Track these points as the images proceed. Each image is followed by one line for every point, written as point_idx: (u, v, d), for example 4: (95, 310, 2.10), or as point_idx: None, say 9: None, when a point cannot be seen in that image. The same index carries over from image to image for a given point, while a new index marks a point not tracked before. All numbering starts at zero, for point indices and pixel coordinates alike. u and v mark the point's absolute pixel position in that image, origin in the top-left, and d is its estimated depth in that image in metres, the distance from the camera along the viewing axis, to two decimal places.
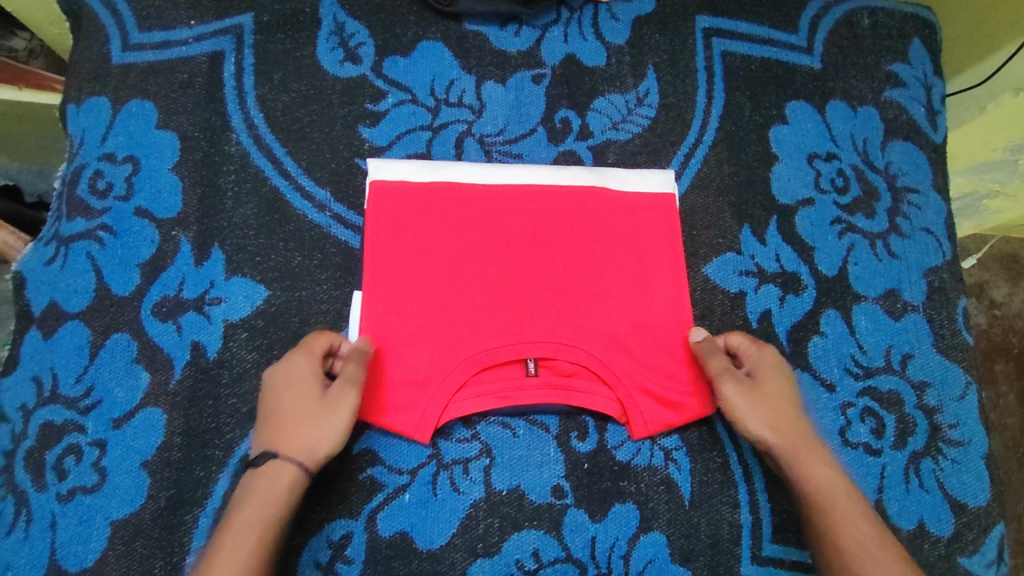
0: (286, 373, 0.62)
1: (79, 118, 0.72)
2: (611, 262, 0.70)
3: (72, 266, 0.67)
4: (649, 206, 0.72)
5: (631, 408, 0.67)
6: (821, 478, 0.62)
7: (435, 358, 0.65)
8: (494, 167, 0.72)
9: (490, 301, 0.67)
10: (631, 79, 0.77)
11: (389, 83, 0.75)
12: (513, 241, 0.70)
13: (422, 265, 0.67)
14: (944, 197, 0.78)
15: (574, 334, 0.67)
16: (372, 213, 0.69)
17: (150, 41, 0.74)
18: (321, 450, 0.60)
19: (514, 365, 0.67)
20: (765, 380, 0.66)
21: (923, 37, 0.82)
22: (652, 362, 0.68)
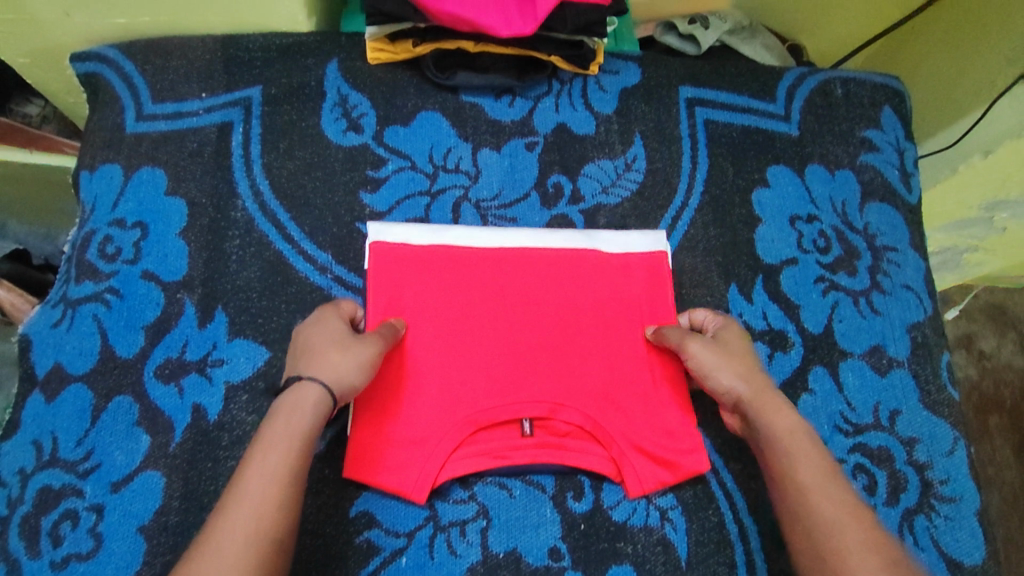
0: (315, 320, 0.65)
1: (92, 184, 0.75)
2: (603, 323, 0.72)
3: (78, 328, 0.69)
4: (640, 269, 0.75)
5: (626, 467, 0.67)
6: (782, 425, 0.63)
7: (434, 416, 0.66)
8: (492, 231, 0.75)
9: (486, 359, 0.69)
10: (619, 146, 0.81)
11: (389, 151, 0.79)
12: (508, 298, 0.72)
13: (421, 326, 0.69)
14: (922, 256, 0.81)
15: (568, 393, 0.69)
16: (369, 272, 0.71)
17: (163, 112, 0.78)
18: (341, 371, 0.60)
19: (510, 425, 0.68)
20: (727, 342, 0.68)
21: (893, 105, 0.87)
22: (646, 421, 0.69)
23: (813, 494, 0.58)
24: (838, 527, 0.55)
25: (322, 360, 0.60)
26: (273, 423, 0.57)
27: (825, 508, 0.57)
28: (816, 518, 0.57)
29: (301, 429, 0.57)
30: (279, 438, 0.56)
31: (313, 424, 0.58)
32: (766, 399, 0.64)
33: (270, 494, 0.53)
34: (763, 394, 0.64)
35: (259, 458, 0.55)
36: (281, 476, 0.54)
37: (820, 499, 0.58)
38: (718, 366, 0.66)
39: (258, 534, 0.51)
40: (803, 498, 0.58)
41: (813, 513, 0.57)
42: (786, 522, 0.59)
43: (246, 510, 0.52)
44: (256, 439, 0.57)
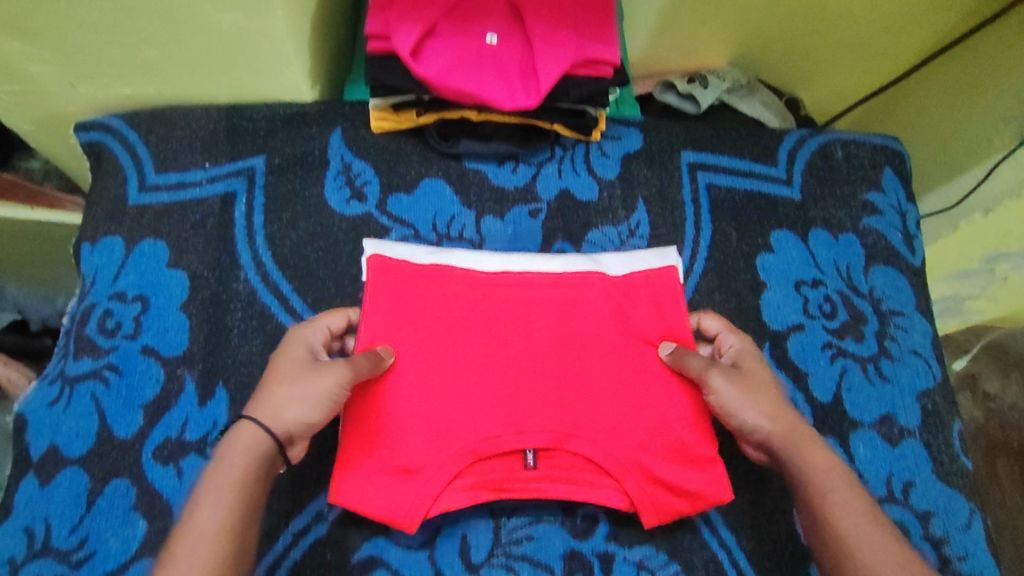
0: (285, 344, 0.64)
1: (92, 257, 0.75)
2: (610, 345, 0.68)
3: (75, 407, 0.68)
4: (641, 292, 0.72)
5: (641, 501, 0.65)
6: (815, 464, 0.63)
7: (430, 446, 0.63)
8: (493, 255, 0.73)
9: (488, 384, 0.65)
10: (623, 212, 0.81)
11: (392, 220, 0.78)
12: (509, 321, 0.68)
13: (419, 348, 0.66)
14: (929, 320, 0.81)
15: (577, 421, 0.65)
16: (366, 290, 0.68)
17: (166, 183, 0.78)
18: (279, 411, 0.59)
19: (512, 455, 0.65)
20: (750, 373, 0.67)
21: (894, 166, 0.88)
22: (657, 448, 0.65)
23: (856, 543, 0.58)
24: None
25: (266, 397, 0.59)
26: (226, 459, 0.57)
27: (873, 560, 0.57)
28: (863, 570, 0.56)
29: (251, 468, 0.56)
30: (215, 490, 0.55)
31: (253, 469, 0.56)
32: (794, 437, 0.64)
33: (208, 552, 0.52)
34: (794, 433, 0.64)
35: (211, 498, 0.54)
36: (218, 530, 0.53)
37: (868, 550, 0.57)
38: (744, 403, 0.65)
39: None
40: (846, 547, 0.58)
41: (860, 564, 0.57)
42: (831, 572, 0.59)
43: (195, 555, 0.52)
44: (194, 492, 0.56)
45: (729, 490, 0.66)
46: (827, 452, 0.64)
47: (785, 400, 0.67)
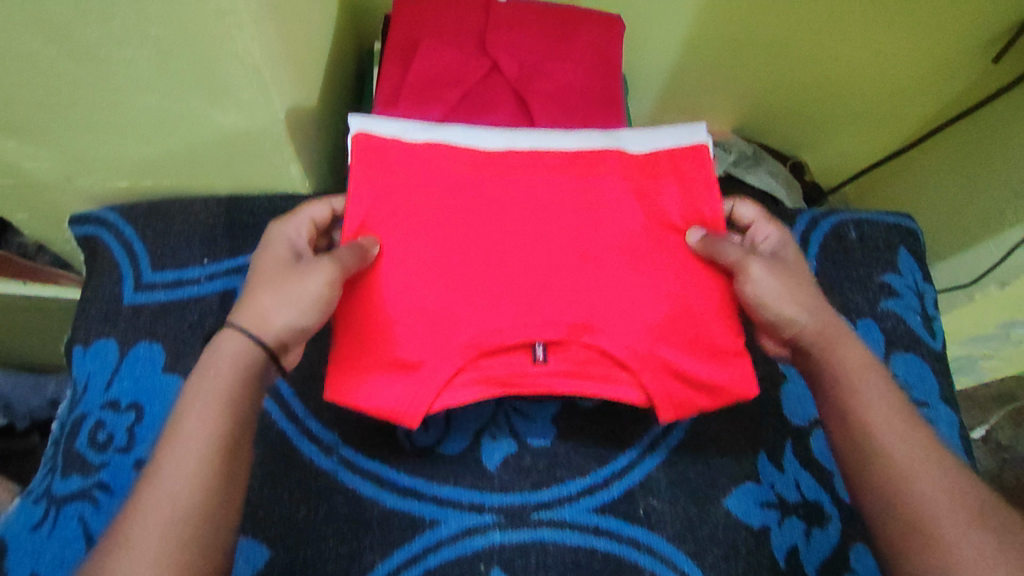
0: (268, 247, 0.62)
1: (85, 361, 0.72)
2: (627, 228, 0.63)
3: (61, 532, 0.64)
4: (669, 170, 0.67)
5: (659, 397, 0.62)
6: (849, 361, 0.61)
7: (430, 339, 0.60)
8: (498, 133, 0.65)
9: (495, 272, 0.61)
10: None
11: None
12: (520, 209, 0.63)
13: (420, 236, 0.61)
14: (955, 408, 0.78)
15: (595, 312, 0.61)
16: (352, 163, 0.62)
17: (163, 281, 0.76)
18: (264, 313, 0.56)
19: (520, 351, 0.62)
20: (785, 267, 0.64)
21: (909, 245, 0.86)
22: (676, 338, 0.62)
23: (883, 437, 0.56)
24: (915, 474, 0.53)
25: (250, 303, 0.57)
26: (213, 370, 0.53)
27: (906, 459, 0.54)
28: (888, 465, 0.54)
29: (238, 380, 0.53)
30: (203, 396, 0.52)
31: (242, 379, 0.53)
32: (830, 337, 0.62)
33: (194, 463, 0.48)
34: (828, 330, 0.62)
35: (196, 411, 0.51)
36: (209, 436, 0.50)
37: (896, 446, 0.55)
38: (781, 296, 0.62)
39: (186, 505, 0.47)
40: (870, 438, 0.56)
41: (886, 460, 0.55)
42: (849, 465, 0.57)
43: (177, 476, 0.48)
44: (178, 404, 0.52)
45: (754, 385, 0.63)
46: (861, 350, 0.62)
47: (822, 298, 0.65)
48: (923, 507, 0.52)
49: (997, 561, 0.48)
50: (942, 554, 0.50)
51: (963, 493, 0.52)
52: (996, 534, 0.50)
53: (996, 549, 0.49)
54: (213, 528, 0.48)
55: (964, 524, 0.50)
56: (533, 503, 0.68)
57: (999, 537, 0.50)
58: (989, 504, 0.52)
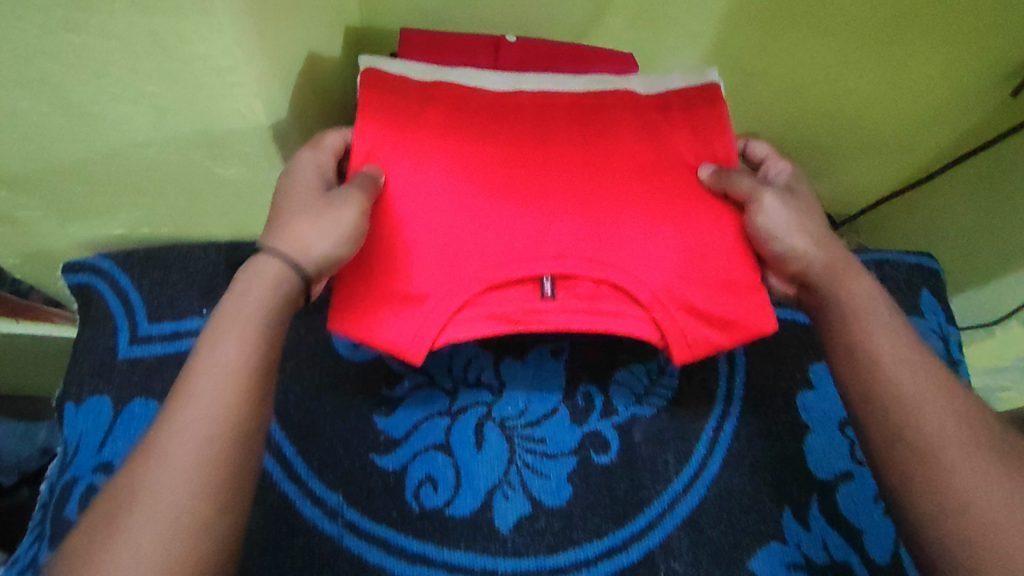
0: (293, 176, 0.58)
1: (77, 419, 0.68)
2: (637, 165, 0.63)
3: None
4: (678, 111, 0.67)
5: (671, 335, 0.60)
6: (858, 295, 0.58)
7: (434, 270, 0.58)
8: (504, 74, 0.66)
9: (499, 207, 0.60)
10: (651, 348, 0.77)
11: (406, 365, 0.74)
12: (524, 151, 0.62)
13: (422, 166, 0.60)
14: None
15: (602, 247, 0.60)
16: (361, 99, 0.60)
17: (160, 332, 0.73)
18: (305, 237, 0.53)
19: (525, 285, 0.60)
20: (798, 201, 0.63)
21: (931, 286, 0.83)
22: (692, 270, 0.60)
23: (893, 371, 0.52)
24: (925, 403, 0.50)
25: (285, 231, 0.53)
26: (248, 289, 0.50)
27: (916, 390, 0.50)
28: (895, 395, 0.51)
29: (273, 304, 0.50)
30: (232, 327, 0.48)
31: (276, 306, 0.50)
32: (840, 271, 0.60)
33: (219, 401, 0.44)
34: (837, 265, 0.60)
35: (231, 330, 0.47)
36: (240, 362, 0.46)
37: (906, 376, 0.51)
38: (791, 228, 0.60)
39: (213, 428, 0.43)
40: (877, 368, 0.53)
41: (893, 391, 0.51)
42: (853, 397, 0.54)
43: (206, 395, 0.44)
44: (199, 342, 0.47)
45: (771, 319, 0.61)
46: (870, 284, 0.60)
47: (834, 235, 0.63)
48: (932, 440, 0.48)
49: (1008, 491, 0.44)
50: (950, 481, 0.46)
51: (970, 425, 0.48)
52: (1007, 464, 0.45)
53: (1010, 482, 0.45)
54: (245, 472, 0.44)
55: (973, 452, 0.46)
56: (549, 568, 0.65)
57: (1009, 467, 0.45)
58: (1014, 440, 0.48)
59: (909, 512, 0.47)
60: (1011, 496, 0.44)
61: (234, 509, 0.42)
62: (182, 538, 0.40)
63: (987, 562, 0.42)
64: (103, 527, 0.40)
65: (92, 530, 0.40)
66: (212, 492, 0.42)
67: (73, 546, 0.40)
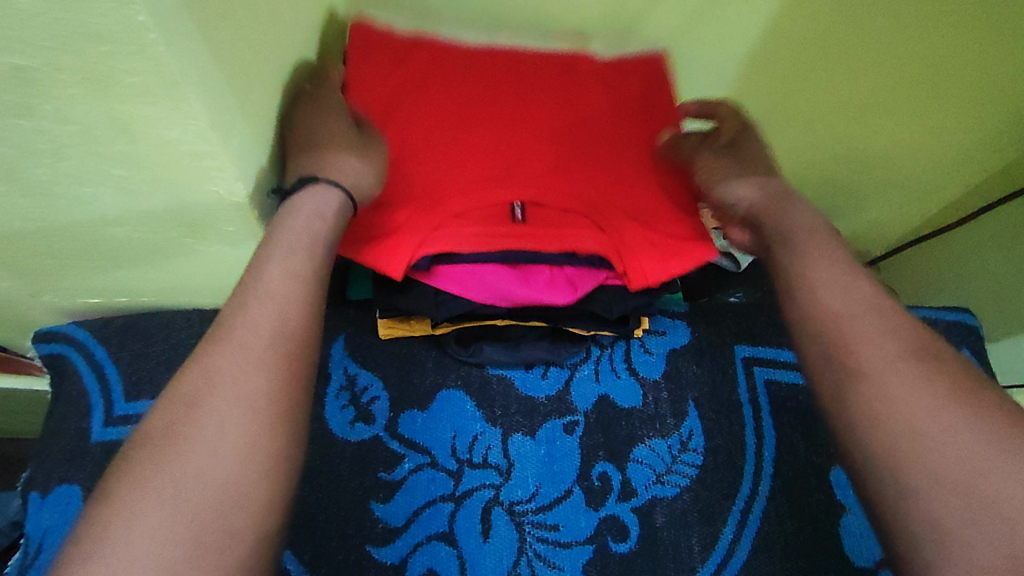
0: (317, 109, 0.58)
1: (42, 513, 0.63)
2: (597, 113, 0.69)
3: None
4: (641, 71, 0.73)
5: (625, 257, 0.61)
6: (798, 221, 0.54)
7: (411, 193, 0.61)
8: (480, 37, 0.73)
9: (471, 143, 0.65)
10: (671, 419, 0.71)
11: (406, 444, 0.67)
12: (496, 103, 0.68)
13: (404, 106, 0.66)
14: None
15: (563, 178, 0.64)
16: (351, 55, 0.66)
17: (137, 412, 0.68)
18: (366, 179, 0.55)
19: (494, 208, 0.62)
20: (748, 146, 0.62)
21: (971, 345, 0.80)
22: (643, 201, 0.65)
23: (824, 288, 0.49)
24: (849, 315, 0.46)
25: (335, 161, 0.54)
26: (304, 211, 0.50)
27: (845, 302, 0.47)
28: (818, 309, 0.48)
29: (328, 228, 0.51)
30: (293, 244, 0.48)
31: (329, 231, 0.51)
32: (781, 201, 0.56)
33: (292, 301, 0.45)
34: (778, 199, 0.56)
35: (294, 247, 0.47)
36: (303, 280, 0.46)
37: (836, 295, 0.48)
38: (733, 173, 0.59)
39: (285, 340, 0.43)
40: (806, 282, 0.50)
41: (827, 302, 0.48)
42: (786, 313, 0.50)
43: (277, 303, 0.44)
44: (261, 246, 0.47)
45: (711, 247, 0.62)
46: (813, 213, 0.55)
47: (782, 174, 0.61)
48: (861, 348, 0.44)
49: (948, 415, 0.41)
50: (873, 390, 0.43)
51: (897, 336, 0.45)
52: (926, 369, 0.43)
53: (932, 386, 0.42)
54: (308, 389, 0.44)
55: (898, 361, 0.43)
56: None
57: (931, 372, 0.43)
58: (970, 381, 0.42)
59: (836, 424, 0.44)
60: (926, 399, 0.41)
61: (303, 407, 0.43)
62: (265, 424, 0.40)
63: (915, 482, 0.40)
64: (185, 408, 0.39)
65: (171, 410, 0.39)
66: (289, 387, 0.42)
67: (148, 426, 0.39)
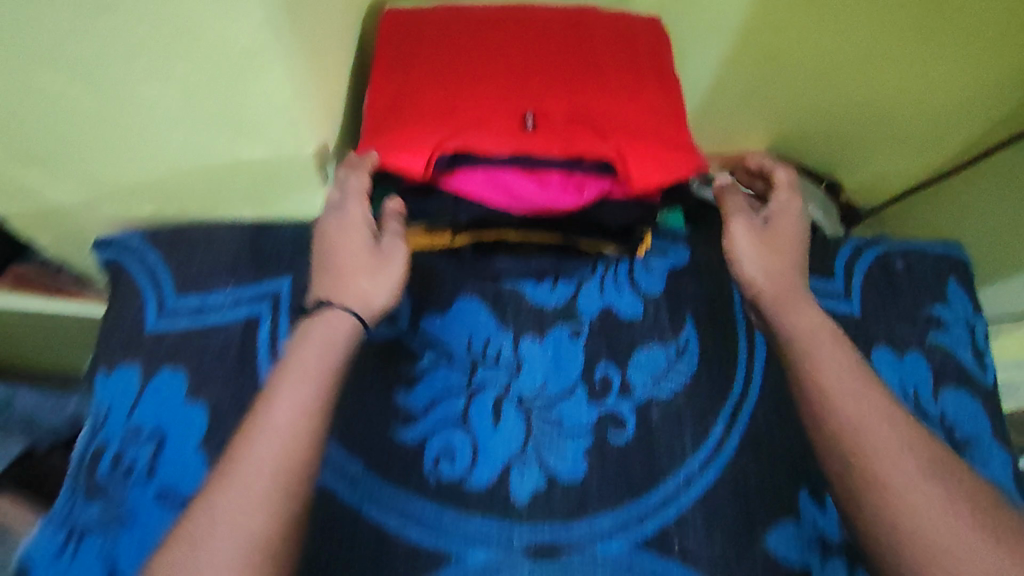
0: (339, 227, 0.62)
1: (108, 387, 0.72)
2: (603, 48, 0.75)
3: (82, 559, 0.64)
4: (641, 22, 0.80)
5: (629, 156, 0.67)
6: (799, 323, 0.60)
7: (434, 110, 0.68)
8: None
9: (488, 69, 0.71)
10: (670, 329, 0.77)
11: (426, 342, 0.75)
12: (510, 39, 0.74)
13: (428, 47, 0.73)
14: (1008, 446, 0.75)
15: (571, 96, 0.70)
16: (383, 22, 0.76)
17: (187, 306, 0.75)
18: (376, 301, 0.59)
19: (508, 119, 0.67)
20: (777, 227, 0.65)
21: (959, 276, 0.82)
22: (645, 120, 0.70)
23: (837, 401, 0.54)
24: (865, 432, 0.52)
25: (349, 284, 0.59)
26: (309, 349, 0.55)
27: (861, 413, 0.53)
28: (838, 424, 0.53)
29: (332, 360, 0.55)
30: (294, 382, 0.53)
31: (331, 359, 0.55)
32: (792, 296, 0.61)
33: (295, 432, 0.50)
34: (789, 292, 0.62)
35: (292, 387, 0.52)
36: (299, 417, 0.51)
37: (846, 406, 0.53)
38: (753, 249, 0.63)
39: (278, 476, 0.49)
40: (819, 387, 0.55)
41: (845, 411, 0.53)
42: (805, 417, 0.56)
43: (275, 441, 0.50)
44: (272, 380, 0.53)
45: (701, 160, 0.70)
46: (817, 315, 0.60)
47: (804, 256, 0.65)
48: (876, 456, 0.51)
49: (957, 531, 0.47)
50: (899, 510, 0.48)
51: (910, 451, 0.51)
52: (928, 469, 0.50)
53: (957, 515, 0.47)
54: (301, 520, 0.50)
55: (918, 484, 0.49)
56: (564, 537, 0.66)
57: (948, 492, 0.49)
58: (981, 505, 0.48)
59: (863, 530, 0.50)
60: (944, 515, 0.47)
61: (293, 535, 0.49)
62: (256, 563, 0.46)
63: None
64: (188, 548, 0.46)
65: (176, 550, 0.46)
66: (287, 520, 0.48)
67: (160, 559, 0.46)
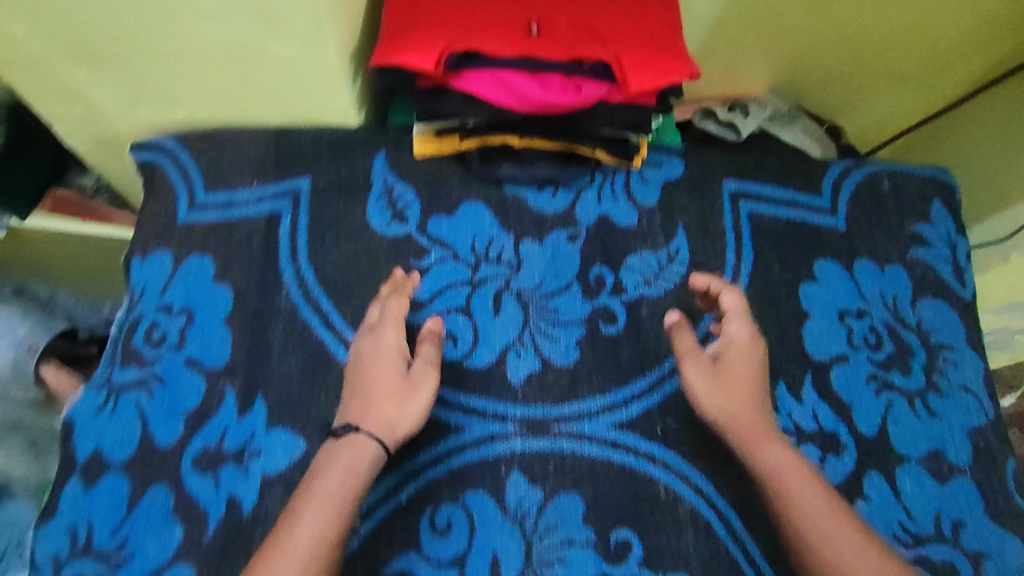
0: (373, 351, 0.64)
1: (143, 270, 0.78)
2: None
3: (120, 414, 0.72)
4: None
5: (628, 60, 0.71)
6: (773, 460, 0.60)
7: (444, 15, 0.72)
8: None
9: None
10: (662, 238, 0.82)
11: (433, 241, 0.80)
12: None
13: None
14: (980, 355, 0.79)
15: (574, 5, 0.74)
16: None
17: (215, 201, 0.82)
18: (401, 429, 0.60)
19: (514, 25, 0.72)
20: (730, 365, 0.65)
21: (943, 198, 0.86)
22: (643, 28, 0.74)
23: (822, 540, 0.55)
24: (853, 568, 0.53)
25: (375, 410, 0.59)
26: (328, 477, 0.56)
27: (838, 552, 0.54)
28: (824, 561, 0.54)
29: (350, 492, 0.55)
30: (314, 506, 0.54)
31: (348, 486, 0.55)
32: (755, 440, 0.61)
33: (309, 556, 0.51)
34: (752, 432, 0.61)
35: (309, 514, 0.53)
36: (313, 543, 0.52)
37: (832, 543, 0.55)
38: (705, 391, 0.63)
39: None
40: (801, 527, 0.56)
41: (825, 551, 0.54)
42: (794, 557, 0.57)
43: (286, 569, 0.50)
44: (295, 502, 0.55)
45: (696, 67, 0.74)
46: (788, 453, 0.60)
47: (760, 390, 0.64)
48: None
49: None
50: None
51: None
52: None
53: None
54: None
55: None
56: (555, 415, 0.72)
57: None
58: None
59: None
60: None
61: None
62: None
63: None
64: None
65: None
66: None
67: None
